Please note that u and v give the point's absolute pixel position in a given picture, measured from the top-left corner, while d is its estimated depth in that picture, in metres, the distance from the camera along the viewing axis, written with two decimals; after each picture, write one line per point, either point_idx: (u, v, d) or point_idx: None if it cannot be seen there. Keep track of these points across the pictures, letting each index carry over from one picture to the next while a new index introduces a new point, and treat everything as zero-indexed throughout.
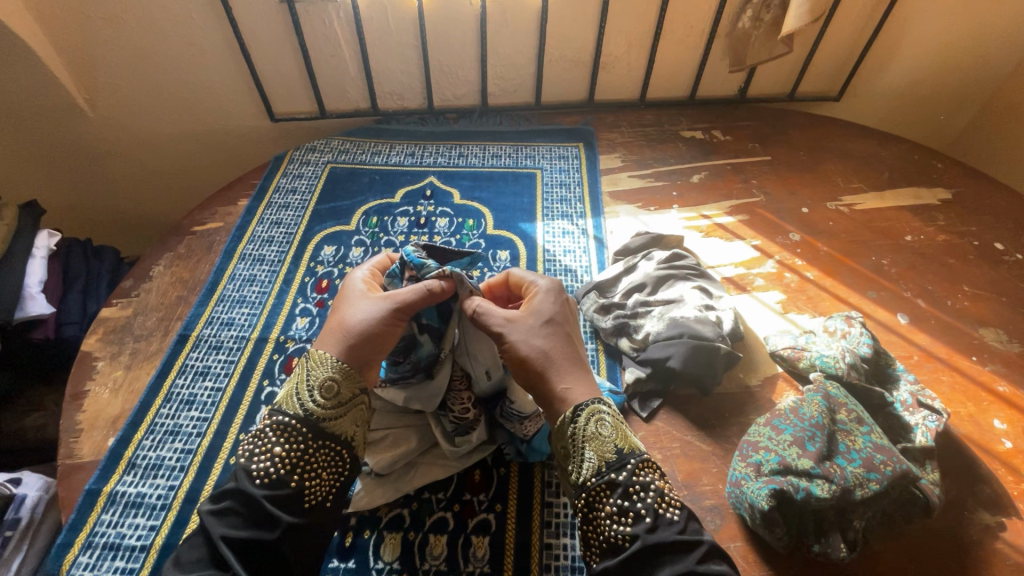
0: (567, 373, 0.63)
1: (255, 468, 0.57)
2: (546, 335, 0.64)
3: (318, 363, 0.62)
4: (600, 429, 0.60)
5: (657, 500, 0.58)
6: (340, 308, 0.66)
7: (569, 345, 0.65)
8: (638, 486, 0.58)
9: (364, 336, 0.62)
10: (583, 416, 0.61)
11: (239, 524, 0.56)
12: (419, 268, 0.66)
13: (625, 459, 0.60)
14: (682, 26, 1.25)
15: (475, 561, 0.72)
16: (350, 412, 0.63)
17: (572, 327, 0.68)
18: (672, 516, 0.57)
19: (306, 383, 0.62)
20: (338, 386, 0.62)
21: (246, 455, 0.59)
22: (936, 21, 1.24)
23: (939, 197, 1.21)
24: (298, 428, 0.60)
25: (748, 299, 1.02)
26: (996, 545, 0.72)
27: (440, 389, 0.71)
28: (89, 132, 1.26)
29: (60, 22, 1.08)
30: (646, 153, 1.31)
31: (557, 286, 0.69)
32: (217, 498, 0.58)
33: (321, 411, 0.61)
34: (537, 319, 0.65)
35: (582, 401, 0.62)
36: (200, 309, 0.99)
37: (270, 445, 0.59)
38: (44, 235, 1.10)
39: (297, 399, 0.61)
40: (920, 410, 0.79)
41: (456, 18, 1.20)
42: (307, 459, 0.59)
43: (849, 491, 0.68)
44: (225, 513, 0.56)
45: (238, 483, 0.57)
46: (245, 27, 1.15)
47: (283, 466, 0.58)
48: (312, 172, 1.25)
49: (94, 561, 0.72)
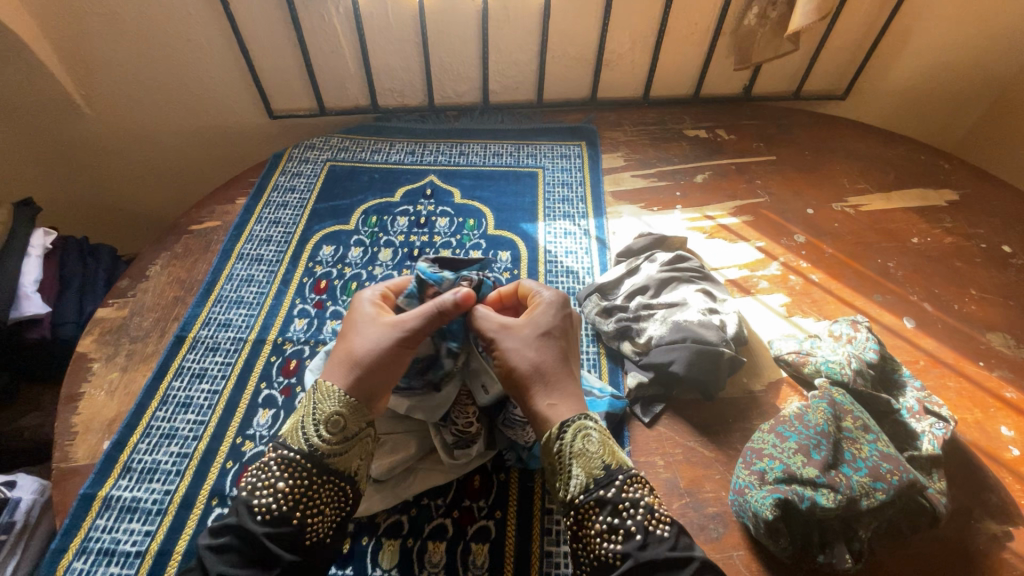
0: (555, 388, 0.62)
1: (257, 504, 0.56)
2: (540, 347, 0.63)
3: (325, 397, 0.61)
4: (589, 445, 0.59)
5: (647, 517, 0.56)
6: (348, 335, 0.66)
7: (561, 361, 0.64)
8: (627, 503, 0.57)
9: (373, 367, 0.62)
10: (568, 433, 0.59)
11: (238, 562, 0.54)
12: (438, 284, 0.69)
13: (612, 475, 0.58)
14: (687, 25, 1.24)
15: (475, 568, 0.71)
16: (356, 447, 0.62)
17: (570, 343, 0.66)
18: (662, 533, 0.55)
19: (312, 418, 0.61)
20: (345, 420, 0.61)
21: (249, 489, 0.57)
22: (945, 20, 1.22)
23: (946, 199, 1.19)
24: (303, 463, 0.59)
25: (753, 302, 1.01)
26: (1003, 555, 0.71)
27: (446, 400, 0.71)
28: (86, 129, 1.24)
29: (55, 19, 1.06)
30: (649, 152, 1.29)
31: (562, 300, 0.68)
32: (217, 532, 0.56)
33: (327, 446, 0.60)
34: (533, 330, 0.64)
35: (569, 417, 0.60)
36: (197, 310, 0.98)
37: (274, 479, 0.58)
38: (39, 234, 1.09)
39: (302, 433, 0.60)
40: (927, 417, 0.78)
41: (458, 14, 1.18)
42: (310, 495, 0.58)
43: (855, 500, 0.67)
44: (224, 549, 0.55)
45: (239, 517, 0.56)
46: (243, 23, 1.13)
47: (285, 501, 0.57)
48: (310, 171, 1.24)
49: (89, 567, 0.71)
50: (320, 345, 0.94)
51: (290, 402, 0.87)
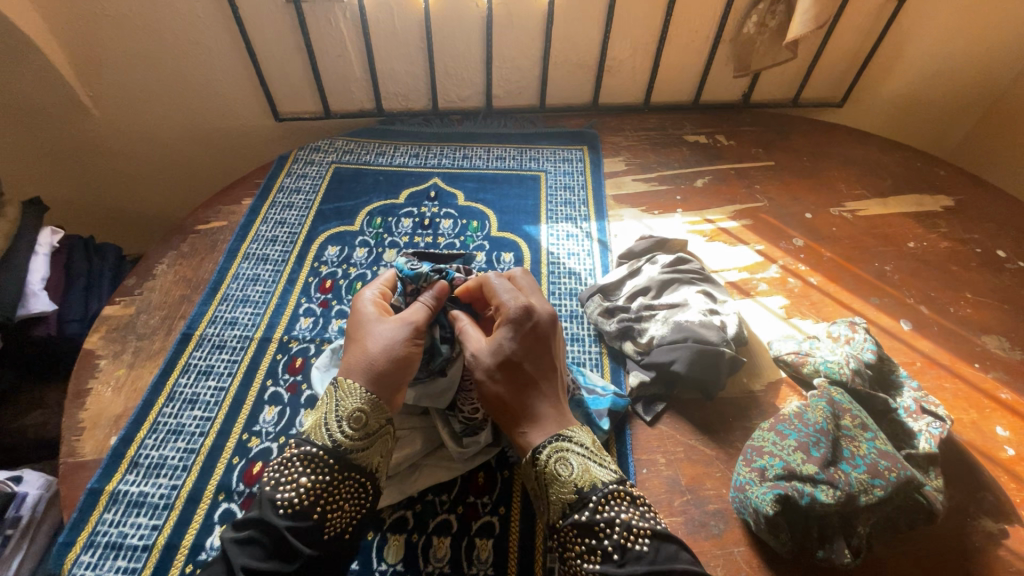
0: (526, 415, 0.65)
1: (280, 498, 0.57)
2: (502, 376, 0.65)
3: (347, 394, 0.62)
4: (560, 470, 0.61)
5: (624, 535, 0.57)
6: (358, 337, 0.67)
7: (527, 385, 0.65)
8: (602, 524, 0.58)
9: (391, 362, 0.64)
10: (542, 457, 0.62)
11: (260, 555, 0.55)
12: (416, 279, 0.73)
13: (586, 497, 0.59)
14: (688, 32, 1.26)
15: (479, 564, 0.72)
16: (376, 443, 0.63)
17: (539, 358, 0.66)
18: (640, 548, 0.56)
19: (334, 414, 0.62)
20: (367, 417, 0.62)
21: (272, 484, 0.59)
22: (940, 30, 1.24)
23: (942, 205, 1.21)
24: (325, 459, 0.60)
25: (752, 304, 1.02)
26: (999, 552, 0.72)
27: (452, 382, 0.73)
28: (92, 129, 1.26)
29: (65, 21, 1.08)
30: (650, 157, 1.31)
31: (523, 316, 0.66)
32: (240, 525, 0.57)
33: (349, 442, 0.61)
34: (494, 359, 0.65)
35: (541, 441, 0.63)
36: (203, 308, 0.99)
37: (296, 474, 0.59)
38: (47, 233, 1.11)
39: (325, 429, 0.61)
40: (924, 416, 0.79)
41: (463, 19, 1.20)
42: (330, 491, 0.59)
43: (854, 497, 0.68)
44: (247, 542, 0.56)
45: (261, 511, 0.57)
46: (251, 26, 1.14)
47: (307, 497, 0.58)
48: (316, 173, 1.25)
49: (96, 561, 0.71)
50: (326, 343, 0.95)
51: (296, 398, 0.88)
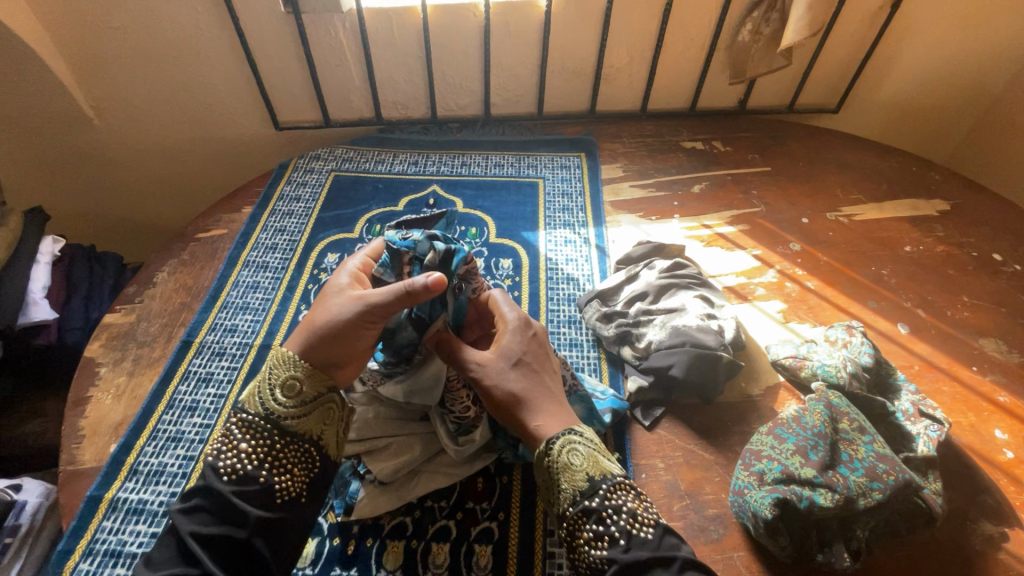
0: (541, 409, 0.65)
1: (222, 465, 0.58)
2: (515, 374, 0.67)
3: (280, 362, 0.63)
4: (571, 459, 0.61)
5: (630, 521, 0.58)
6: (321, 300, 0.66)
7: (539, 384, 0.67)
8: (610, 510, 0.58)
9: (329, 335, 0.62)
10: (557, 446, 0.62)
11: (209, 521, 0.56)
12: (410, 250, 0.68)
13: (596, 485, 0.60)
14: (684, 40, 1.27)
15: (478, 569, 0.72)
16: (316, 411, 0.63)
17: (543, 362, 0.70)
18: (645, 535, 0.56)
19: (267, 383, 0.62)
20: (300, 384, 0.62)
21: (212, 454, 0.59)
22: (933, 36, 1.26)
23: (938, 209, 1.22)
24: (263, 424, 0.61)
25: (749, 309, 1.03)
26: (999, 555, 0.72)
27: (437, 379, 0.71)
28: (95, 139, 1.27)
29: (69, 34, 1.09)
30: (647, 163, 1.32)
31: (526, 323, 0.71)
32: (186, 497, 0.58)
33: (285, 409, 0.62)
34: (507, 360, 0.67)
35: (556, 432, 0.63)
36: (203, 316, 0.99)
37: (236, 441, 0.60)
38: (48, 241, 1.12)
39: (259, 398, 0.62)
40: (921, 419, 0.79)
41: (460, 27, 1.21)
42: (274, 454, 0.60)
43: (852, 500, 0.68)
44: (194, 510, 0.56)
45: (205, 480, 0.58)
46: (251, 36, 1.16)
47: (250, 461, 0.59)
48: (315, 181, 1.26)
49: (94, 568, 0.71)
50: None
51: None
